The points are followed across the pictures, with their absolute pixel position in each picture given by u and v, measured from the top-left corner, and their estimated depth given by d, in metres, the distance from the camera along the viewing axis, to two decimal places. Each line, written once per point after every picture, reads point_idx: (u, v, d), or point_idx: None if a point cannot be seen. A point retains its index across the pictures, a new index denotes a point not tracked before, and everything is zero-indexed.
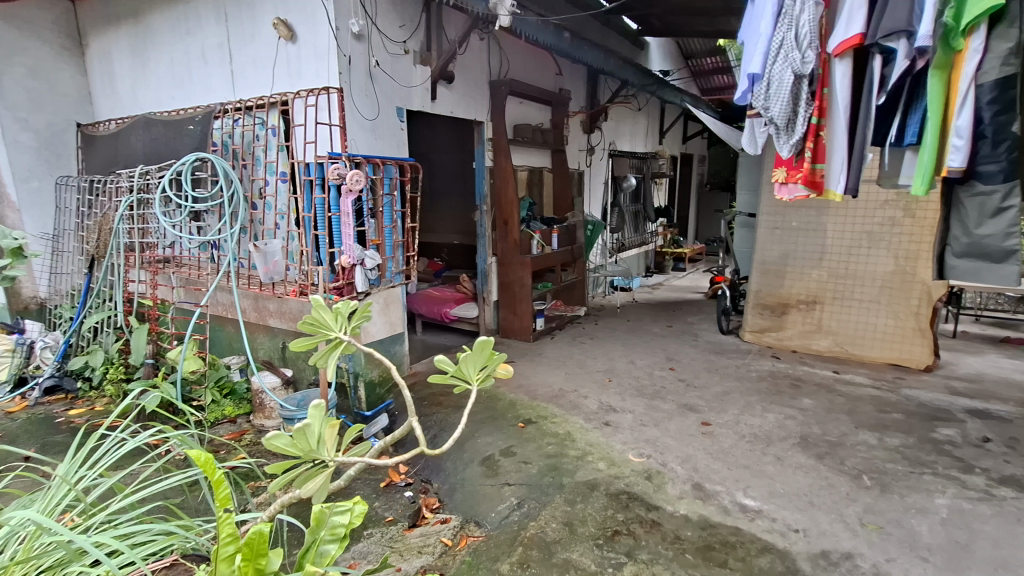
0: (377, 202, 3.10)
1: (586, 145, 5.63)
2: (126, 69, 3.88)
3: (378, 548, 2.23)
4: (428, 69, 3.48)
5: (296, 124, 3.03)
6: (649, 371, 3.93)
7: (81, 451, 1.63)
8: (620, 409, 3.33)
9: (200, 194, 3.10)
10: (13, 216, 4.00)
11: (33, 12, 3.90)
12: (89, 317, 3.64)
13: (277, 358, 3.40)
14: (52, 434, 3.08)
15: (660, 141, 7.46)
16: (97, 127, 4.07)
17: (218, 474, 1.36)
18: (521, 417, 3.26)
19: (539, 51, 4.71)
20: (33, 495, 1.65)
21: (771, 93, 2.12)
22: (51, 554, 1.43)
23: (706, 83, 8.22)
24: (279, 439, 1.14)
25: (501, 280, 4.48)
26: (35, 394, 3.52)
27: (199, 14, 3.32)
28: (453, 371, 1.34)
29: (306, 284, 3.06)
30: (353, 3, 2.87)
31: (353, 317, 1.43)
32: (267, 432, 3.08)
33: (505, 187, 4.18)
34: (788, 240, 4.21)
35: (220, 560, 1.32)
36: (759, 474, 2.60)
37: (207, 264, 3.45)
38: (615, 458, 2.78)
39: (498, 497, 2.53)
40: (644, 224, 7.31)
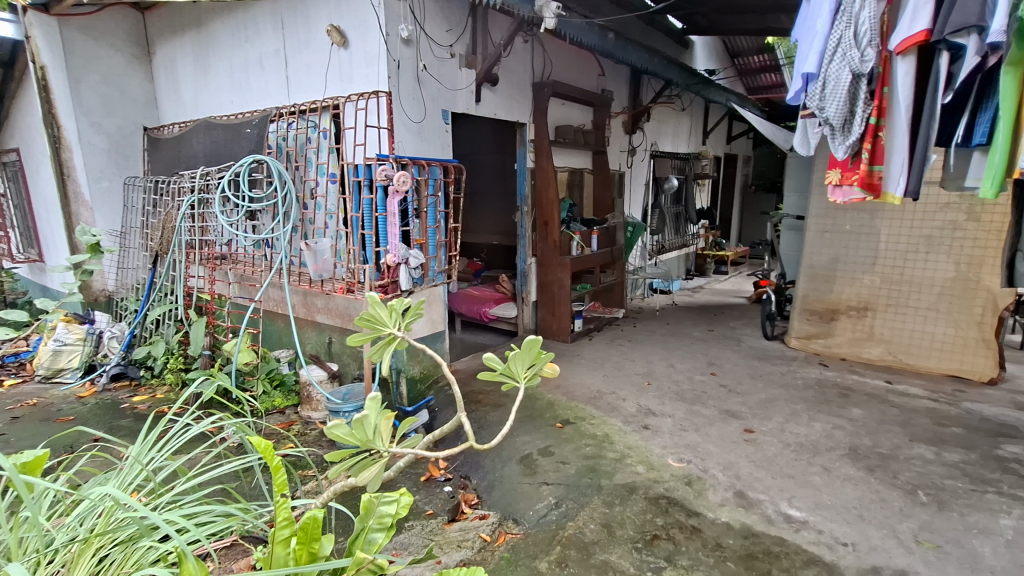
0: (422, 202, 3.18)
1: (628, 145, 5.58)
2: (190, 76, 4.11)
3: (420, 540, 2.30)
4: (473, 73, 3.54)
5: (346, 126, 3.14)
6: (690, 375, 3.87)
7: (151, 435, 1.73)
8: (659, 413, 3.30)
9: (257, 194, 3.26)
10: (88, 215, 4.30)
11: (107, 23, 4.18)
12: (153, 310, 3.87)
13: (324, 353, 3.54)
14: (119, 418, 3.30)
15: (703, 141, 7.31)
16: (162, 131, 4.32)
17: (277, 460, 1.44)
18: (558, 417, 3.27)
19: (582, 52, 4.71)
20: (109, 472, 1.77)
21: (826, 93, 2.07)
22: (125, 528, 1.53)
23: (752, 82, 7.99)
24: (340, 429, 1.19)
25: (541, 280, 4.50)
26: (103, 380, 3.78)
27: (258, 22, 3.48)
28: (502, 369, 1.36)
29: (353, 282, 3.17)
30: (402, 9, 2.95)
31: (405, 314, 1.48)
32: (313, 423, 3.20)
33: (547, 188, 4.20)
34: (839, 244, 4.06)
35: (277, 542, 1.39)
36: (805, 484, 2.53)
37: (260, 260, 3.60)
38: (654, 462, 2.76)
39: (536, 496, 2.55)
40: (685, 225, 7.18)
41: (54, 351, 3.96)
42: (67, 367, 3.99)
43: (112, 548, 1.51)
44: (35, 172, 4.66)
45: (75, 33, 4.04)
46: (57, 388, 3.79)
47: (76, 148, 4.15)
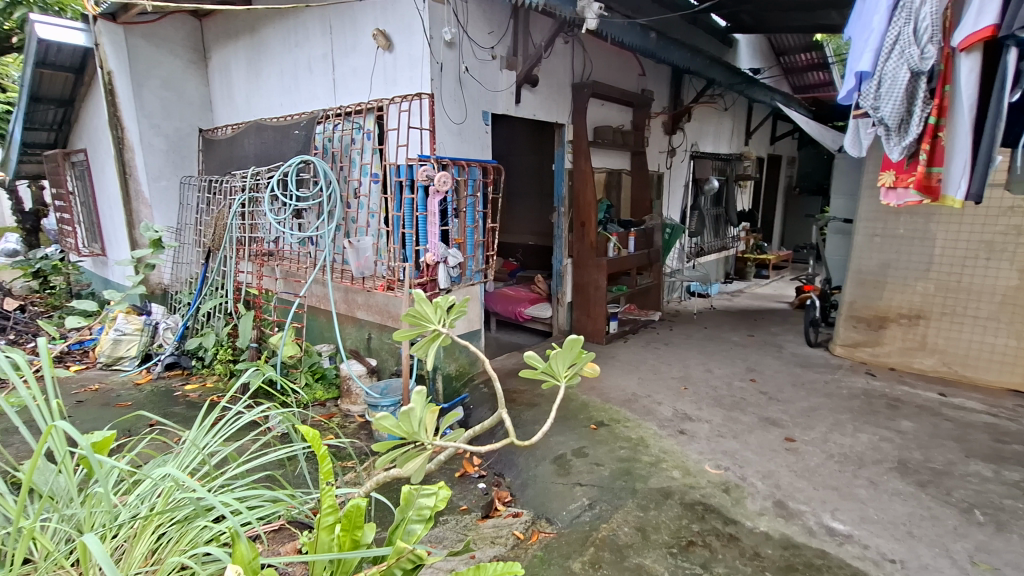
0: (461, 203, 3.25)
1: (667, 146, 5.51)
2: (243, 80, 4.29)
3: (454, 535, 2.34)
4: (514, 74, 3.56)
5: (390, 127, 3.22)
6: (728, 381, 3.78)
7: (207, 421, 1.82)
8: (696, 418, 3.25)
9: (303, 194, 3.40)
10: (147, 212, 4.54)
11: (168, 30, 4.41)
12: (205, 303, 4.05)
13: (363, 348, 3.65)
14: (172, 405, 3.47)
15: (746, 142, 7.13)
16: (216, 132, 4.53)
17: (324, 449, 1.54)
18: (592, 418, 3.26)
19: (622, 52, 4.67)
20: (167, 454, 1.87)
21: (881, 93, 2.01)
22: (182, 508, 1.62)
23: (799, 80, 7.74)
24: (387, 420, 1.24)
25: (576, 281, 4.49)
26: (158, 369, 4.01)
27: (308, 27, 3.60)
28: (543, 367, 1.38)
29: (393, 280, 3.23)
30: (446, 12, 3.01)
31: (449, 312, 1.52)
32: (352, 417, 3.28)
33: (584, 188, 4.19)
34: (890, 249, 3.89)
35: (321, 528, 1.46)
36: (849, 497, 2.44)
37: (305, 258, 3.72)
38: (691, 468, 2.72)
39: (570, 496, 2.55)
40: (725, 228, 7.02)
41: (114, 340, 4.22)
42: (126, 355, 4.24)
43: (170, 525, 1.60)
44: (101, 171, 4.96)
45: (139, 41, 4.28)
46: (117, 375, 4.03)
47: (137, 148, 4.40)
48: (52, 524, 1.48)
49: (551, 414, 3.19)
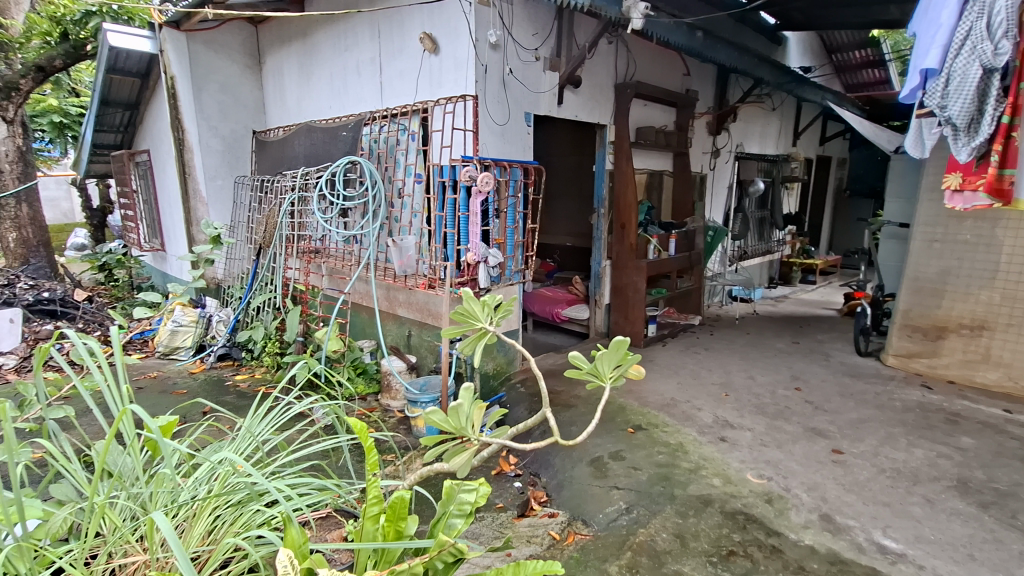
0: (502, 203, 3.28)
1: (711, 147, 5.39)
2: (295, 84, 4.46)
3: (490, 532, 2.36)
4: (557, 75, 3.56)
5: (434, 129, 3.28)
6: (772, 389, 3.67)
7: (260, 410, 1.91)
8: (737, 426, 3.17)
9: (350, 193, 3.51)
10: (203, 210, 4.77)
11: (227, 37, 4.63)
12: (256, 298, 4.22)
13: (403, 345, 3.73)
14: (224, 394, 3.63)
15: (794, 142, 6.89)
16: (268, 134, 4.72)
17: (370, 441, 1.60)
18: (630, 422, 3.23)
19: (668, 51, 4.60)
20: (223, 440, 1.96)
21: (950, 89, 2.03)
22: (237, 492, 1.69)
23: (852, 78, 7.43)
24: (436, 414, 1.30)
25: (615, 283, 4.45)
26: (211, 359, 4.22)
27: (357, 32, 3.72)
28: (588, 368, 1.38)
29: (434, 279, 3.30)
30: (492, 15, 3.05)
31: (497, 311, 1.55)
32: (392, 412, 3.35)
33: (625, 190, 4.15)
34: (951, 255, 3.69)
35: (367, 517, 1.50)
36: (902, 514, 2.33)
37: (350, 255, 3.83)
38: (732, 476, 2.65)
39: (606, 499, 2.53)
40: (770, 231, 6.82)
41: (172, 330, 4.46)
42: (182, 345, 4.47)
43: (226, 508, 1.68)
44: (162, 171, 5.24)
45: (200, 47, 4.48)
46: (173, 364, 4.26)
47: (196, 149, 4.62)
48: (120, 501, 1.57)
49: (597, 414, 3.18)
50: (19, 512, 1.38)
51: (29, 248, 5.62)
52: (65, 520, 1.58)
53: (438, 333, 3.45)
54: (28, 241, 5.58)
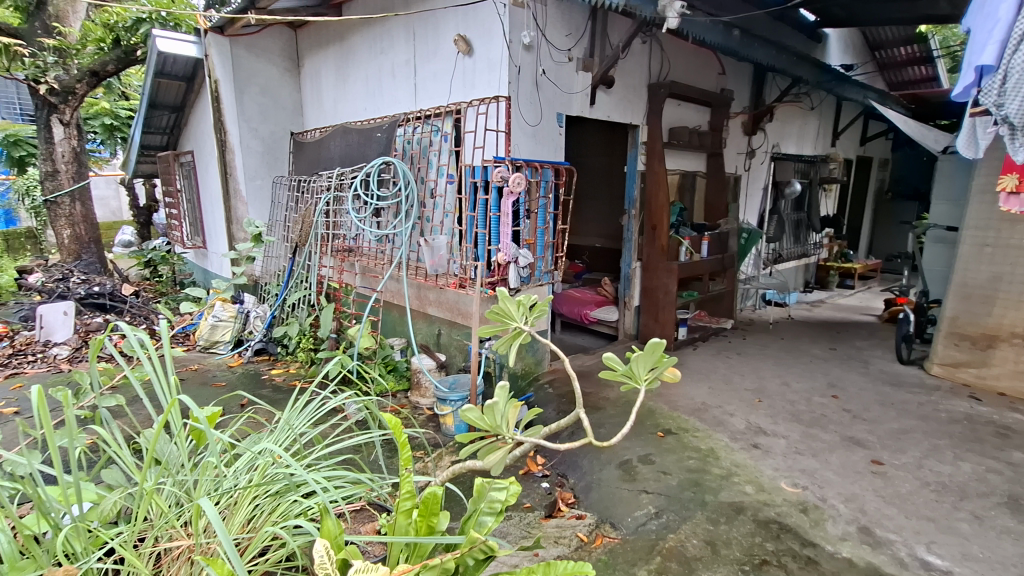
0: (533, 204, 3.29)
1: (746, 148, 5.28)
2: (331, 86, 4.56)
3: (518, 531, 2.34)
4: (590, 75, 3.55)
5: (467, 130, 3.31)
6: (807, 396, 3.57)
7: (297, 403, 1.96)
8: (771, 433, 3.09)
9: (384, 193, 3.58)
10: (242, 209, 4.94)
11: (267, 42, 4.77)
12: (291, 295, 4.34)
13: (433, 343, 3.78)
14: (260, 388, 3.75)
15: (833, 143, 6.69)
16: (305, 135, 4.84)
17: (404, 437, 1.63)
18: (659, 426, 3.19)
19: (703, 50, 4.53)
20: (263, 432, 2.02)
21: (1007, 87, 2.08)
22: (276, 483, 1.74)
23: (896, 76, 7.16)
24: (471, 412, 1.33)
25: (645, 285, 4.40)
26: (248, 354, 4.36)
27: (393, 35, 3.78)
28: (623, 370, 1.36)
29: (465, 278, 3.34)
30: (526, 16, 3.06)
31: (532, 310, 1.56)
32: (421, 409, 3.39)
33: (657, 191, 4.10)
34: (1003, 260, 3.52)
35: (401, 512, 1.54)
36: (948, 530, 2.24)
37: (382, 254, 3.90)
38: (765, 484, 2.60)
39: (635, 503, 2.50)
40: (806, 234, 6.64)
41: (212, 325, 4.60)
42: (221, 339, 4.63)
43: (265, 498, 1.72)
44: (205, 171, 5.44)
45: (242, 51, 4.63)
46: (213, 357, 4.42)
47: (237, 150, 4.78)
48: (167, 487, 1.64)
49: (629, 417, 3.15)
50: (76, 495, 1.46)
51: (81, 244, 5.93)
52: (115, 504, 1.65)
53: (468, 332, 3.49)
54: (80, 237, 5.89)
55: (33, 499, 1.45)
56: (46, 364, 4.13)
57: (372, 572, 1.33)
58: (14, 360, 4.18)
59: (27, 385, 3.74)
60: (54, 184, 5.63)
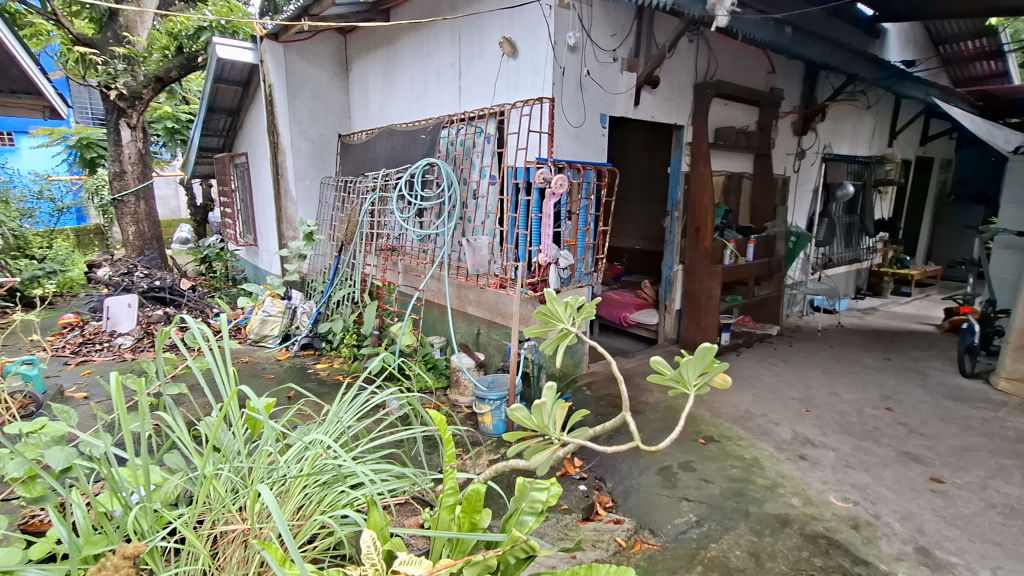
0: (575, 205, 3.28)
1: (796, 148, 5.11)
2: (378, 90, 4.68)
3: (555, 533, 2.33)
4: (634, 76, 3.51)
5: (510, 131, 3.33)
6: (859, 407, 3.42)
7: (346, 397, 2.02)
8: (819, 444, 2.98)
9: (427, 194, 3.65)
10: (292, 208, 5.13)
11: (319, 47, 4.93)
12: (336, 292, 4.49)
13: (473, 342, 3.84)
14: (306, 381, 3.88)
15: (890, 143, 6.38)
16: (352, 137, 4.98)
17: (449, 433, 1.67)
18: (701, 433, 3.13)
19: (752, 49, 4.41)
20: (313, 424, 2.09)
21: None
22: (325, 473, 1.79)
23: (961, 72, 6.76)
24: (519, 411, 1.35)
25: (687, 289, 4.31)
26: (295, 348, 4.52)
27: (439, 38, 3.84)
28: (671, 374, 1.34)
29: (505, 279, 3.36)
30: (571, 17, 3.05)
31: (579, 312, 1.57)
32: (459, 407, 3.42)
33: (702, 193, 4.01)
34: None
35: (444, 507, 1.57)
36: (1016, 556, 2.10)
37: (424, 254, 3.97)
38: (812, 497, 2.50)
39: (675, 511, 2.46)
40: (859, 238, 6.37)
41: (262, 319, 4.82)
42: (270, 333, 4.82)
43: (315, 487, 1.77)
44: (258, 172, 5.68)
45: (295, 56, 4.79)
46: (262, 350, 4.61)
47: (288, 152, 4.96)
48: (225, 473, 1.71)
49: (669, 423, 3.10)
50: (145, 476, 1.56)
51: (144, 240, 6.31)
52: (177, 487, 1.74)
53: (507, 332, 3.52)
54: (144, 234, 6.26)
55: (107, 478, 1.56)
56: (112, 352, 4.40)
57: (416, 565, 1.37)
58: (84, 347, 4.48)
59: (96, 371, 4.00)
60: (121, 184, 5.99)
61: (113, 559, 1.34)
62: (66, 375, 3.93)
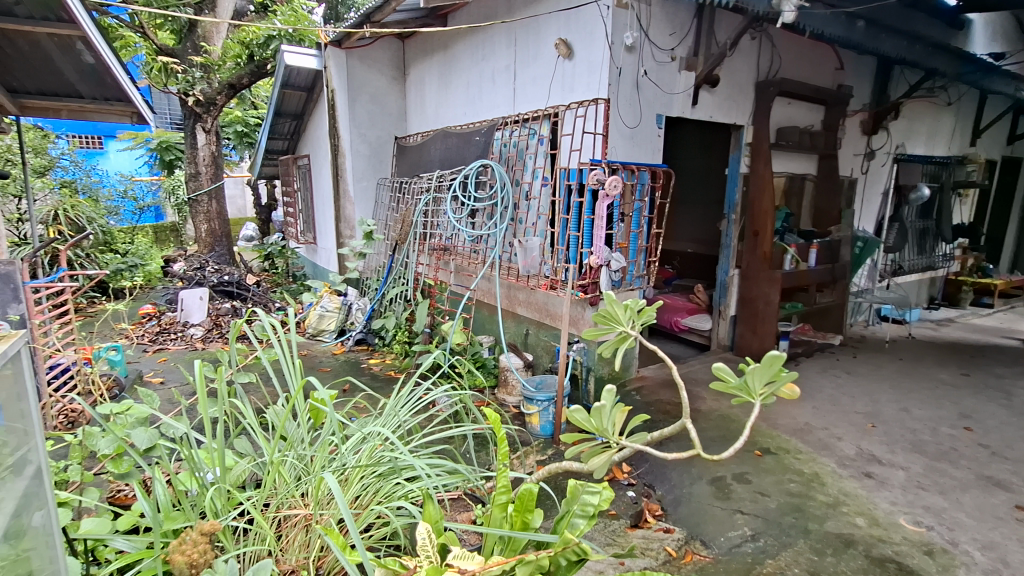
0: (627, 208, 3.23)
1: (865, 149, 4.84)
2: (434, 93, 4.79)
3: (603, 538, 2.30)
4: (693, 75, 3.42)
5: (564, 133, 3.33)
6: (933, 426, 3.20)
7: (402, 391, 2.07)
8: (887, 462, 2.81)
9: (480, 195, 3.71)
10: (350, 208, 5.32)
11: (379, 53, 5.08)
12: (390, 290, 4.63)
13: (521, 342, 3.87)
14: (360, 374, 4.02)
15: (972, 142, 5.93)
16: (408, 139, 5.11)
17: (502, 433, 1.68)
18: (757, 444, 3.02)
19: (819, 45, 4.22)
20: (371, 416, 2.16)
21: None
22: (382, 464, 1.85)
23: None
24: (578, 413, 1.36)
25: (743, 294, 4.16)
26: (350, 343, 4.69)
27: (495, 42, 3.90)
28: (736, 383, 1.30)
29: (556, 280, 3.37)
30: (630, 17, 3.02)
31: (639, 315, 1.55)
32: (507, 406, 3.43)
33: (761, 195, 3.86)
34: None
35: (497, 504, 1.58)
36: None
37: (476, 254, 4.02)
38: (879, 518, 2.37)
39: (728, 523, 2.38)
40: (934, 244, 5.96)
41: (320, 314, 5.03)
42: (326, 328, 5.02)
43: (372, 478, 1.82)
44: (319, 173, 5.93)
45: (356, 62, 4.97)
46: (319, 344, 4.81)
47: (347, 154, 5.15)
48: (290, 460, 1.79)
49: (723, 433, 3.00)
50: (219, 459, 1.67)
51: (215, 237, 6.71)
52: (247, 471, 1.84)
53: (556, 333, 3.52)
54: (214, 232, 6.66)
55: (187, 459, 1.68)
56: (185, 342, 4.71)
57: (469, 560, 1.39)
58: (161, 336, 4.82)
59: (171, 359, 4.29)
60: (196, 185, 6.40)
61: (192, 534, 1.44)
62: (144, 362, 4.24)
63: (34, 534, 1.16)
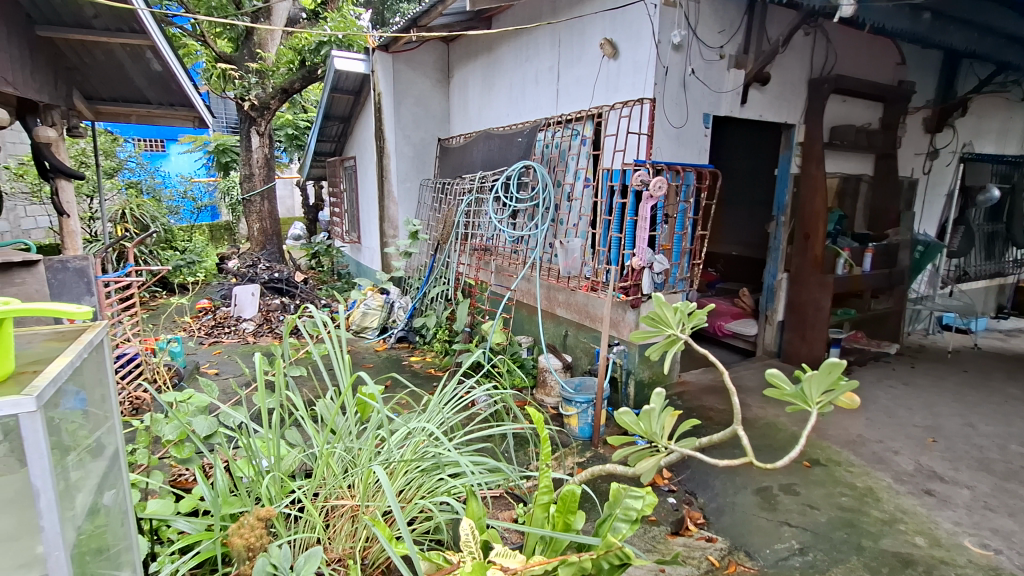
0: (672, 209, 3.17)
1: (927, 148, 4.59)
2: (477, 95, 4.85)
3: (642, 543, 2.26)
4: (742, 73, 3.33)
5: (608, 134, 3.31)
6: (1001, 443, 3.00)
7: (446, 388, 2.10)
8: (950, 480, 2.66)
9: (522, 196, 3.73)
10: (394, 208, 5.45)
11: (424, 56, 5.18)
12: (432, 289, 4.71)
13: (560, 343, 3.86)
14: (403, 371, 4.11)
15: None
16: (451, 141, 5.19)
17: (546, 433, 1.68)
18: (806, 455, 2.91)
19: (878, 40, 4.02)
20: (416, 412, 2.19)
21: None
22: (427, 460, 1.88)
23: None
24: (626, 416, 1.34)
25: (792, 299, 4.02)
26: (392, 340, 4.80)
27: (540, 43, 3.91)
28: (791, 390, 1.26)
29: (597, 282, 3.35)
30: (678, 16, 2.96)
31: (689, 318, 1.52)
32: (546, 407, 3.43)
33: (813, 196, 3.72)
34: None
35: (538, 505, 1.58)
36: None
37: (516, 254, 4.04)
38: (941, 538, 2.24)
39: (775, 535, 2.30)
40: (1004, 249, 5.59)
41: (364, 312, 5.18)
42: (370, 325, 5.16)
43: (417, 473, 1.85)
44: (364, 174, 6.10)
45: (402, 66, 5.09)
46: (362, 341, 4.94)
47: (393, 155, 5.27)
48: (339, 452, 1.84)
49: (769, 442, 2.91)
50: (274, 448, 1.74)
51: (266, 236, 6.99)
52: (298, 461, 1.92)
53: (596, 335, 3.49)
54: (266, 231, 6.95)
55: (245, 446, 1.77)
56: (238, 335, 4.93)
57: (510, 558, 1.40)
58: (216, 330, 5.06)
59: (224, 351, 4.50)
60: (250, 185, 6.69)
61: (250, 518, 1.51)
62: (201, 353, 4.47)
63: (107, 512, 1.23)
